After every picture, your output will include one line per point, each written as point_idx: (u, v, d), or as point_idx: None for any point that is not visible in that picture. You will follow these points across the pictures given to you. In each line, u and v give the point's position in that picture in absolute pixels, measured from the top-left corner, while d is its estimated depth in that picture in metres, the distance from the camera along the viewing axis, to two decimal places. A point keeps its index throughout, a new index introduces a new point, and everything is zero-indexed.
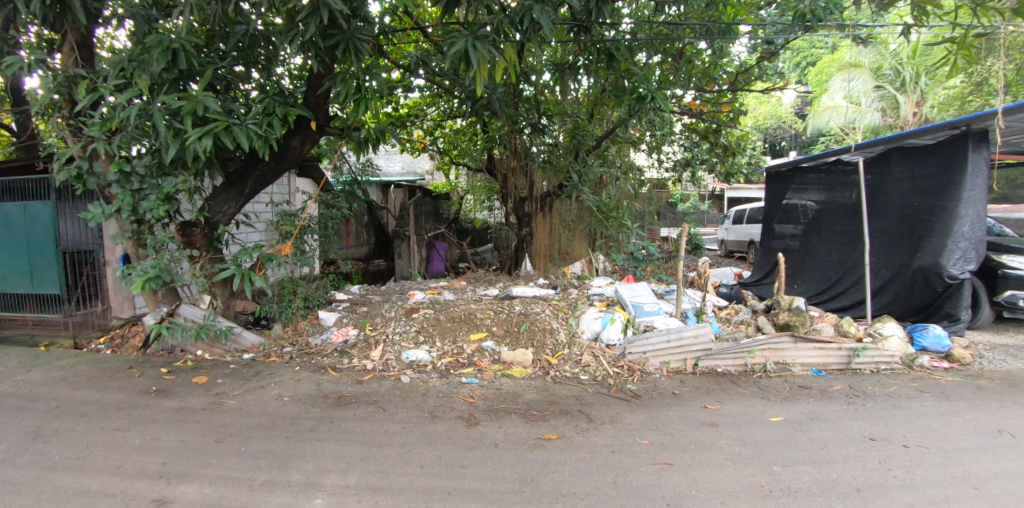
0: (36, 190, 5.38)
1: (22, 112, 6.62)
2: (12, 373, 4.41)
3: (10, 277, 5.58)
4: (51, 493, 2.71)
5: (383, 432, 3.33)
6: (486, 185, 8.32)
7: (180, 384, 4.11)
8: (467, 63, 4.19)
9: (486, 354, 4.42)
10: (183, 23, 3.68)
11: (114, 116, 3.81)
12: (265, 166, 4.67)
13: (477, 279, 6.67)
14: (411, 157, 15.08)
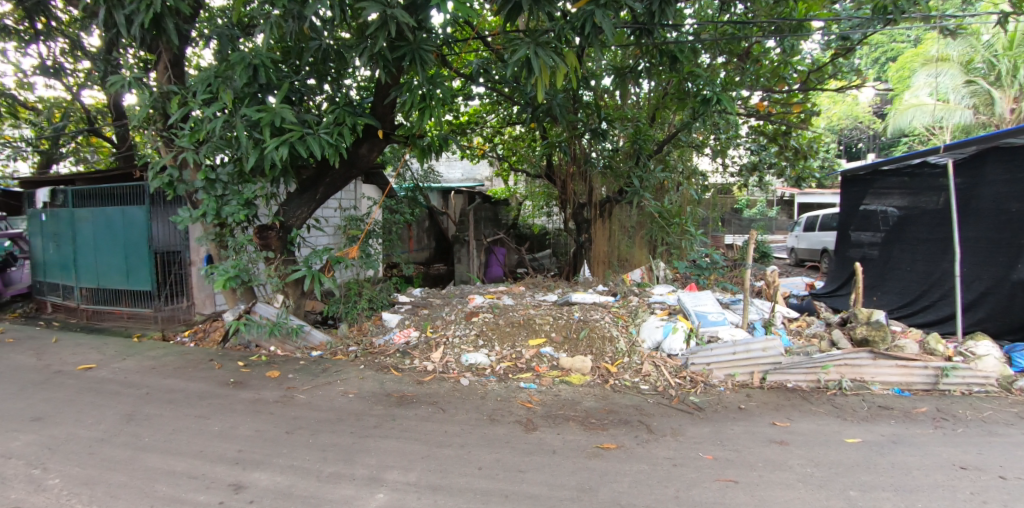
0: (135, 196, 5.96)
1: (122, 125, 7.35)
2: (112, 361, 4.88)
3: (110, 274, 6.21)
4: (143, 472, 2.97)
5: (443, 432, 3.39)
6: (545, 189, 7.84)
7: (255, 377, 4.38)
8: (529, 70, 4.23)
9: (544, 359, 4.41)
10: (262, 41, 3.91)
11: (202, 128, 4.08)
12: (335, 174, 4.93)
13: (535, 285, 6.68)
14: (471, 164, 15.32)
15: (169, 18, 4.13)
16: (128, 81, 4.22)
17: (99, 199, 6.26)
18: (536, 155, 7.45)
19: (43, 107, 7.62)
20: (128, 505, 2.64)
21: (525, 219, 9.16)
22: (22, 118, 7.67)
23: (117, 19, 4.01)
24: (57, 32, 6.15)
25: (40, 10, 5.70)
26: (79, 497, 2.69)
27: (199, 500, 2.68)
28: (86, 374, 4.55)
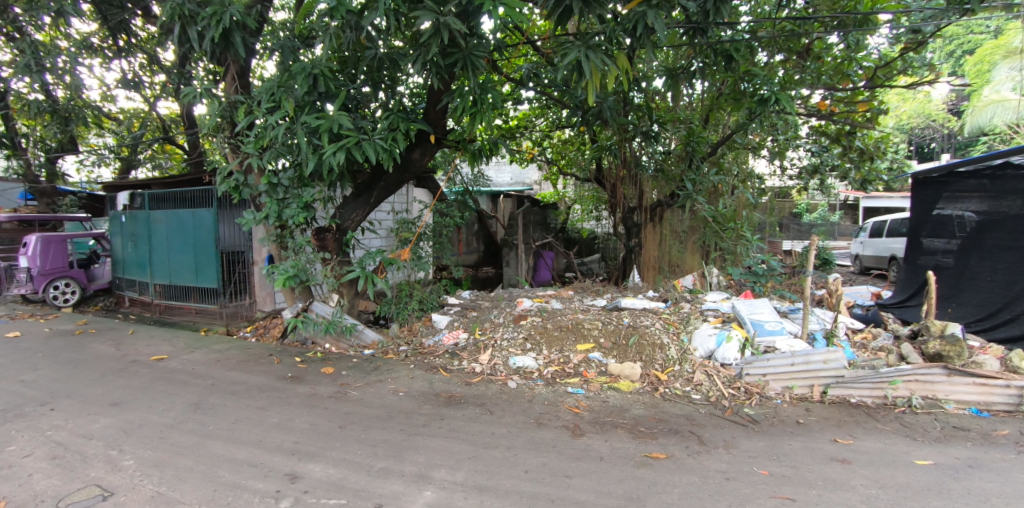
0: (204, 199, 6.38)
1: (193, 134, 7.87)
2: (182, 353, 5.24)
3: (182, 272, 6.66)
4: (209, 459, 3.17)
5: (490, 434, 3.41)
6: (595, 193, 8.11)
7: (312, 373, 4.57)
8: (580, 73, 4.22)
9: (593, 364, 4.36)
10: (322, 51, 4.07)
11: (266, 135, 4.28)
12: (389, 178, 5.10)
13: (584, 289, 6.64)
14: (520, 168, 15.38)
15: (237, 32, 4.36)
16: (200, 92, 4.51)
17: (173, 203, 6.75)
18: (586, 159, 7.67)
19: (124, 118, 8.26)
20: (196, 489, 2.84)
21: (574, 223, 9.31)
22: (106, 128, 8.35)
23: (192, 35, 4.29)
24: (138, 48, 6.64)
25: (124, 28, 6.17)
26: (153, 480, 2.91)
27: (259, 488, 2.84)
28: (160, 364, 4.91)
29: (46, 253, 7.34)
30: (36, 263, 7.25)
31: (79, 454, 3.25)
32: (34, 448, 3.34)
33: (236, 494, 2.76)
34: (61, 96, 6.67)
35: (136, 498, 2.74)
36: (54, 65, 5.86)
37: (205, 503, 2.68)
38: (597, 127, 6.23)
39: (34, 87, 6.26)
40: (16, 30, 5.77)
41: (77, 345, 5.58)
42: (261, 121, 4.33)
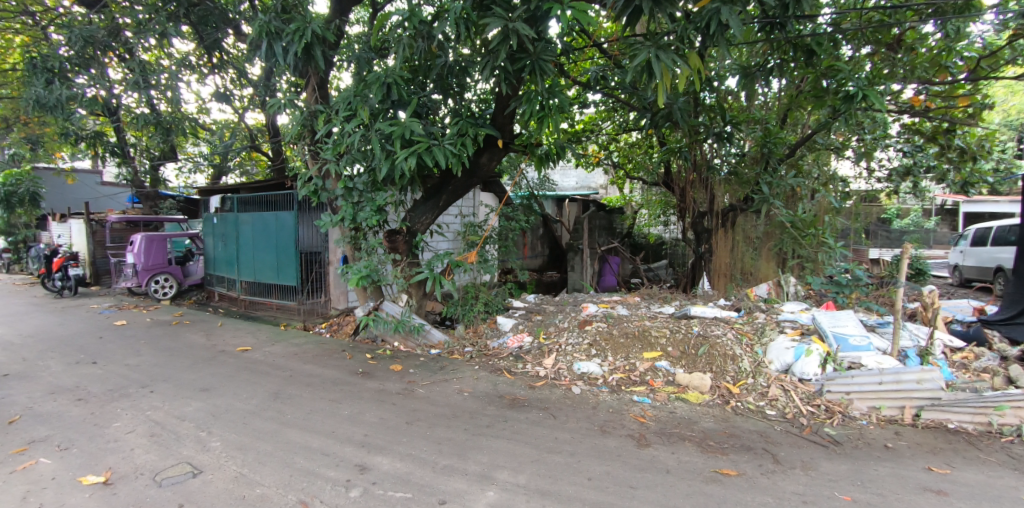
0: (286, 203, 6.84)
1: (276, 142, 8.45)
2: (263, 345, 5.63)
3: (264, 270, 7.17)
4: (286, 446, 3.38)
5: (553, 438, 3.39)
6: (664, 197, 8.40)
7: (381, 370, 4.76)
8: (650, 74, 4.16)
9: (660, 373, 4.25)
10: (396, 61, 4.24)
11: (343, 141, 4.51)
12: (457, 182, 5.23)
13: (651, 296, 6.46)
14: (586, 172, 15.25)
15: (318, 46, 4.63)
16: (284, 103, 4.79)
17: (258, 206, 7.30)
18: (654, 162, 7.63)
19: (217, 128, 9.03)
20: (274, 473, 3.04)
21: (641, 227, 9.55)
22: (200, 138, 9.13)
23: (277, 50, 4.60)
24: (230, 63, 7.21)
25: (217, 45, 6.72)
26: (236, 463, 3.14)
27: (331, 476, 2.99)
28: (244, 355, 5.30)
29: (148, 251, 8.14)
30: (141, 259, 8.07)
31: (174, 433, 3.58)
32: (137, 425, 3.72)
33: (310, 481, 2.94)
34: (164, 109, 7.27)
35: (223, 478, 2.99)
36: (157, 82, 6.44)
37: (283, 487, 2.87)
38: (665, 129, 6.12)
39: (141, 102, 6.91)
40: (126, 51, 6.41)
41: (173, 334, 6.16)
42: (339, 128, 4.57)
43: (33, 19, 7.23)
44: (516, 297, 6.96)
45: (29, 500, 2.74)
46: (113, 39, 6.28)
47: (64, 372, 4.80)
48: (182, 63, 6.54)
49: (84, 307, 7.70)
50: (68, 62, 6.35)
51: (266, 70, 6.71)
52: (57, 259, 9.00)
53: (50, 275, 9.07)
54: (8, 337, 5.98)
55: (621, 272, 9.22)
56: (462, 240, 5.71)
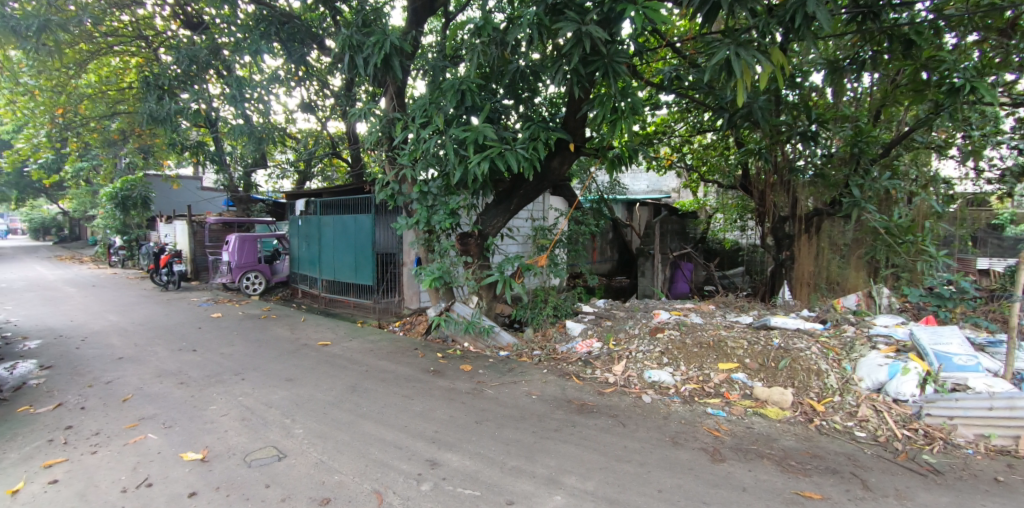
0: (364, 206, 7.21)
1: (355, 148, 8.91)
2: (341, 340, 5.95)
3: (343, 271, 7.60)
4: (362, 437, 3.55)
5: (622, 447, 3.33)
6: (741, 201, 8.09)
7: (451, 369, 4.89)
8: (729, 72, 4.07)
9: (736, 386, 4.08)
10: (470, 68, 4.34)
11: (418, 147, 4.64)
12: (529, 186, 5.31)
13: (727, 304, 6.28)
14: (657, 174, 14.72)
15: (396, 56, 4.80)
16: (363, 111, 4.99)
17: (336, 209, 7.76)
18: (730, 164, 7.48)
19: (302, 137, 9.69)
20: (351, 461, 3.21)
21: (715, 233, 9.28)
22: (288, 146, 9.79)
23: (359, 62, 4.84)
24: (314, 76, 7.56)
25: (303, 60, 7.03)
26: (316, 450, 3.35)
27: (404, 468, 3.12)
28: (323, 348, 5.64)
29: (241, 250, 8.85)
30: (235, 257, 8.75)
31: (262, 418, 3.87)
32: (231, 409, 4.06)
33: (384, 472, 3.07)
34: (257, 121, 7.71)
35: (304, 463, 3.20)
36: (252, 95, 6.95)
37: (358, 475, 3.03)
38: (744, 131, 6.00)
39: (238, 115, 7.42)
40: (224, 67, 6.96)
41: (261, 327, 6.65)
42: (414, 134, 4.71)
43: (146, 42, 8.06)
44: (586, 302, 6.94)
45: (140, 471, 3.09)
46: (213, 57, 6.83)
47: (169, 357, 5.33)
48: (273, 78, 7.00)
49: (185, 300, 8.52)
50: (174, 80, 6.82)
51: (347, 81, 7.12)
52: (164, 256, 10.00)
53: (157, 271, 10.09)
54: (123, 324, 6.73)
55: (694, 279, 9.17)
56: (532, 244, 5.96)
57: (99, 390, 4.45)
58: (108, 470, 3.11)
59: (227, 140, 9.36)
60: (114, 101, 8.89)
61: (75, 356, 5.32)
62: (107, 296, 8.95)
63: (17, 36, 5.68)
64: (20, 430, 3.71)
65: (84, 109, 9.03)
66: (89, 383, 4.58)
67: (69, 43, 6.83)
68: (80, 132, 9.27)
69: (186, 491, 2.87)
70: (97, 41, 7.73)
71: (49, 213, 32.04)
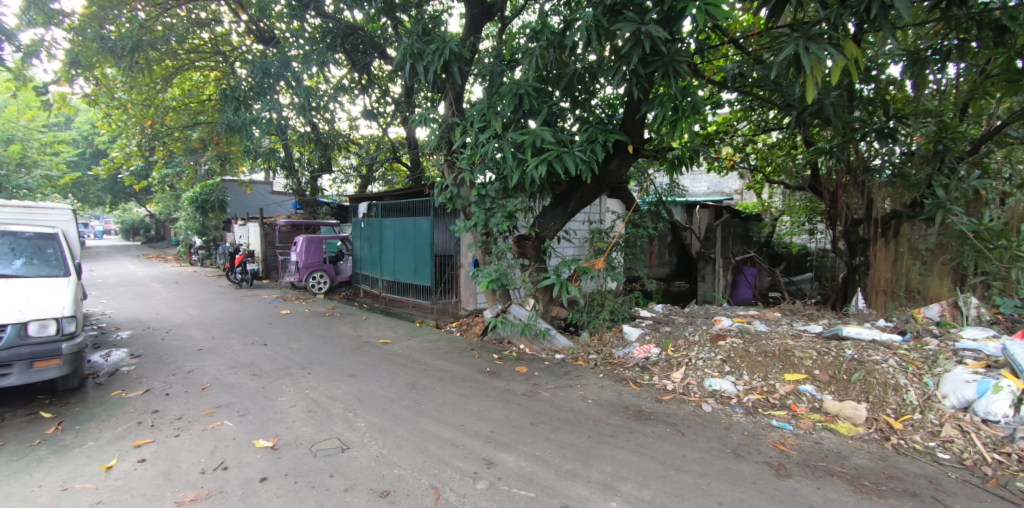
0: (422, 209, 7.42)
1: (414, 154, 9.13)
2: (400, 339, 6.16)
3: (402, 271, 7.85)
4: (421, 434, 3.67)
5: (681, 456, 3.25)
6: (810, 203, 7.70)
7: (507, 370, 4.96)
8: (797, 68, 3.91)
9: (804, 398, 3.92)
10: (528, 73, 4.41)
11: (477, 151, 4.74)
12: (587, 189, 5.33)
13: (794, 312, 6.02)
14: (719, 176, 14.19)
15: (455, 63, 4.94)
16: (424, 118, 5.17)
17: (396, 212, 8.07)
18: (799, 165, 7.21)
19: (364, 143, 10.09)
20: (409, 457, 3.31)
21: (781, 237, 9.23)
22: (351, 152, 10.20)
23: (419, 69, 5.01)
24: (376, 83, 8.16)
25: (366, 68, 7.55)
26: (377, 445, 3.49)
27: (461, 466, 3.20)
28: (384, 346, 5.87)
29: (308, 250, 9.35)
30: (302, 257, 9.28)
31: (327, 411, 4.07)
32: (299, 401, 4.29)
33: (441, 468, 3.16)
34: (323, 128, 8.18)
35: (366, 456, 3.34)
36: (319, 104, 7.13)
37: (416, 470, 3.13)
38: (814, 129, 5.76)
39: (307, 124, 7.95)
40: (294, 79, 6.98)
41: (326, 324, 7.00)
42: (472, 139, 4.80)
43: (223, 57, 8.61)
44: (644, 307, 6.71)
45: (217, 455, 3.33)
46: (285, 69, 6.94)
47: (243, 350, 5.71)
48: (338, 87, 7.34)
49: (257, 297, 9.11)
50: (250, 91, 7.03)
51: (407, 87, 7.41)
52: (238, 256, 10.73)
53: (231, 269, 10.80)
54: (202, 318, 7.27)
55: (758, 284, 8.83)
56: (589, 247, 5.96)
57: (181, 378, 4.84)
58: (189, 453, 3.38)
59: (296, 147, 9.93)
60: (195, 112, 9.54)
61: (161, 346, 5.81)
62: (188, 292, 9.73)
63: (114, 55, 6.24)
64: (115, 412, 4.09)
65: (170, 120, 9.72)
66: (172, 372, 4.99)
67: (158, 61, 7.45)
68: (166, 142, 10.09)
69: (258, 476, 3.06)
70: (182, 57, 8.33)
71: (136, 216, 35.18)
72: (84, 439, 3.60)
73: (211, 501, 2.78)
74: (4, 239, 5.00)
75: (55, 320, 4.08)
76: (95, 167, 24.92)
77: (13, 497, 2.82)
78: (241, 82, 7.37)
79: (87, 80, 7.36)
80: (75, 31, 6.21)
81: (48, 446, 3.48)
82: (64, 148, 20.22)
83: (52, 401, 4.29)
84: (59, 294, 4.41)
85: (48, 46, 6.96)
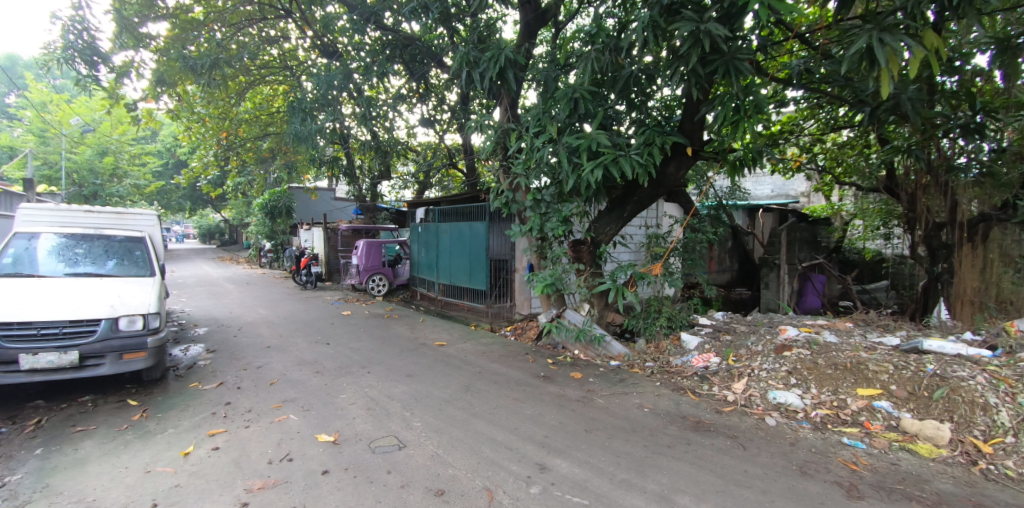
0: (479, 214, 7.55)
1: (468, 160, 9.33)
2: (455, 341, 6.28)
3: (458, 276, 8.03)
4: (475, 436, 3.72)
5: (742, 471, 3.11)
6: (885, 206, 7.22)
7: (561, 375, 4.95)
8: (870, 62, 3.68)
9: (879, 415, 3.68)
10: (584, 77, 4.43)
11: (531, 156, 4.78)
12: (643, 192, 5.24)
13: (868, 322, 5.66)
14: (783, 177, 13.47)
15: (510, 69, 5.05)
16: (481, 125, 5.26)
17: (451, 216, 8.29)
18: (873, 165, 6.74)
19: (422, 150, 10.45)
20: (464, 458, 3.37)
21: (852, 242, 8.63)
22: (409, 158, 10.51)
23: (476, 76, 5.15)
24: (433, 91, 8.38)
25: (424, 78, 7.76)
26: (432, 444, 3.58)
27: (514, 469, 3.22)
28: (440, 348, 6.01)
29: (368, 254, 9.72)
30: (362, 261, 9.70)
31: (385, 409, 4.22)
32: (359, 399, 4.47)
33: (495, 470, 3.19)
34: (382, 136, 8.52)
35: (422, 454, 3.43)
36: (378, 113, 7.36)
37: (470, 472, 3.18)
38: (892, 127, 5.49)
39: (367, 132, 8.32)
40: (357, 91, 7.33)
41: (384, 325, 7.26)
42: (528, 144, 4.86)
43: (292, 72, 9.14)
44: (703, 315, 6.60)
45: (282, 447, 3.53)
46: (348, 81, 7.21)
47: (309, 348, 6.02)
48: (397, 96, 7.60)
49: (320, 298, 9.59)
50: (315, 102, 7.30)
51: (463, 95, 7.61)
52: (303, 258, 11.35)
53: (297, 271, 11.43)
54: (270, 317, 7.74)
55: (827, 293, 8.41)
56: (645, 252, 5.86)
57: (252, 373, 5.16)
58: (258, 443, 3.59)
59: (356, 155, 10.39)
60: (266, 124, 10.20)
61: (234, 342, 6.22)
62: (258, 292, 10.40)
63: (195, 73, 6.78)
64: (192, 402, 4.43)
65: (243, 132, 10.45)
66: (244, 367, 5.33)
67: (233, 77, 8.01)
68: (240, 152, 10.86)
69: (318, 469, 3.20)
70: (254, 73, 8.91)
71: (212, 221, 38.10)
72: (165, 426, 3.91)
73: (277, 490, 2.94)
74: (99, 242, 5.52)
75: (142, 316, 4.46)
76: (178, 177, 27.10)
77: (104, 476, 3.11)
78: (306, 93, 7.73)
79: (171, 97, 7.99)
80: (161, 53, 6.85)
81: (134, 431, 3.82)
82: (152, 160, 22.15)
83: (138, 390, 4.70)
84: (146, 292, 4.81)
85: (137, 67, 7.62)
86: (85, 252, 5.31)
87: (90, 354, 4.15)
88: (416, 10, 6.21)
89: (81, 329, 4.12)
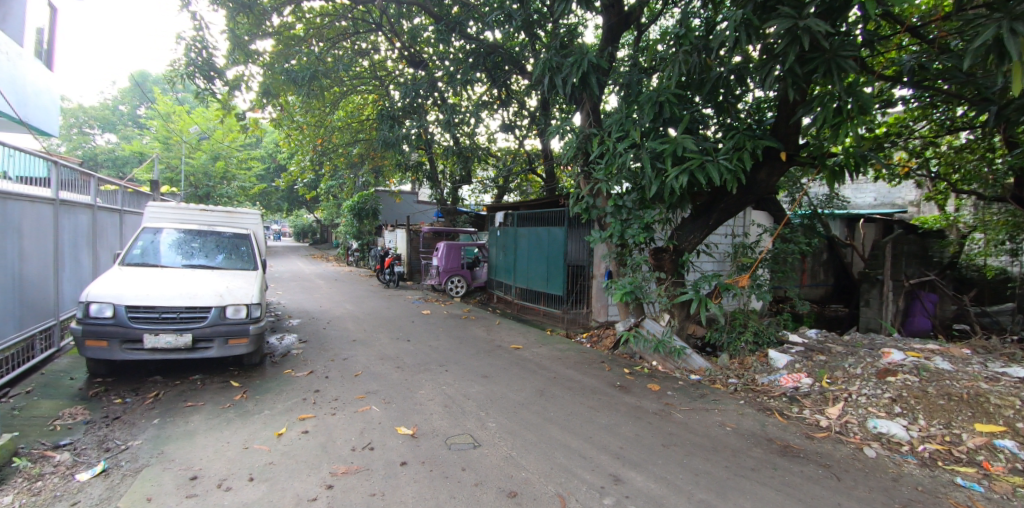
0: (556, 219, 7.57)
1: (546, 166, 9.41)
2: (530, 345, 6.33)
3: (534, 280, 8.08)
4: (547, 441, 3.73)
5: (835, 503, 2.85)
6: (1011, 217, 6.39)
7: (638, 386, 4.84)
8: (999, 55, 3.28)
9: (1001, 455, 3.19)
10: (670, 80, 4.34)
11: (612, 162, 4.75)
12: (731, 199, 5.02)
13: (990, 350, 5.00)
14: (889, 185, 12.23)
15: (593, 73, 5.06)
16: (560, 129, 5.33)
17: (528, 221, 8.41)
18: (999, 171, 6.10)
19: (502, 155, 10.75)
20: (537, 462, 3.39)
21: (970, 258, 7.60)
22: (489, 164, 10.82)
23: (558, 82, 5.18)
24: (512, 97, 8.55)
25: (504, 84, 7.92)
26: (505, 446, 3.63)
27: (587, 478, 3.19)
28: (514, 350, 6.12)
29: (448, 256, 10.08)
30: (442, 262, 10.06)
31: (461, 407, 4.34)
32: (436, 395, 4.64)
33: (568, 478, 3.18)
34: (461, 141, 8.84)
35: (496, 455, 3.49)
36: (460, 119, 7.64)
37: (543, 477, 3.19)
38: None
39: (446, 137, 8.68)
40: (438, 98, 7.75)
41: (461, 325, 7.49)
42: (608, 149, 4.82)
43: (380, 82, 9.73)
44: (792, 331, 6.14)
45: (365, 436, 3.74)
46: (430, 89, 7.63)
47: (393, 343, 6.35)
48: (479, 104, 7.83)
49: (400, 296, 10.11)
50: (401, 111, 7.79)
51: (542, 100, 7.71)
52: (387, 258, 12.02)
53: (381, 270, 12.15)
54: (355, 312, 8.26)
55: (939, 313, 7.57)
56: (732, 262, 5.60)
57: (339, 364, 5.53)
58: (342, 430, 3.84)
59: (438, 159, 10.88)
60: (356, 130, 10.89)
61: (325, 335, 6.70)
62: (345, 288, 11.16)
63: (296, 84, 7.41)
64: (286, 387, 4.82)
65: (336, 138, 11.26)
66: (332, 358, 5.73)
67: (329, 88, 8.64)
68: (332, 157, 11.71)
69: (394, 460, 3.35)
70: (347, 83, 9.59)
71: (304, 221, 41.38)
72: (262, 408, 4.28)
73: (359, 476, 3.13)
74: (211, 238, 6.17)
75: (246, 306, 4.93)
76: (276, 180, 29.63)
77: (211, 449, 3.46)
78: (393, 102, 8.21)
79: (275, 107, 8.77)
80: (266, 67, 7.58)
81: (236, 410, 4.22)
82: (256, 164, 24.39)
83: (240, 373, 5.20)
84: (249, 284, 5.31)
85: (247, 80, 8.45)
86: (200, 246, 5.96)
87: (201, 337, 4.65)
88: (499, 18, 6.39)
89: (195, 315, 4.62)
